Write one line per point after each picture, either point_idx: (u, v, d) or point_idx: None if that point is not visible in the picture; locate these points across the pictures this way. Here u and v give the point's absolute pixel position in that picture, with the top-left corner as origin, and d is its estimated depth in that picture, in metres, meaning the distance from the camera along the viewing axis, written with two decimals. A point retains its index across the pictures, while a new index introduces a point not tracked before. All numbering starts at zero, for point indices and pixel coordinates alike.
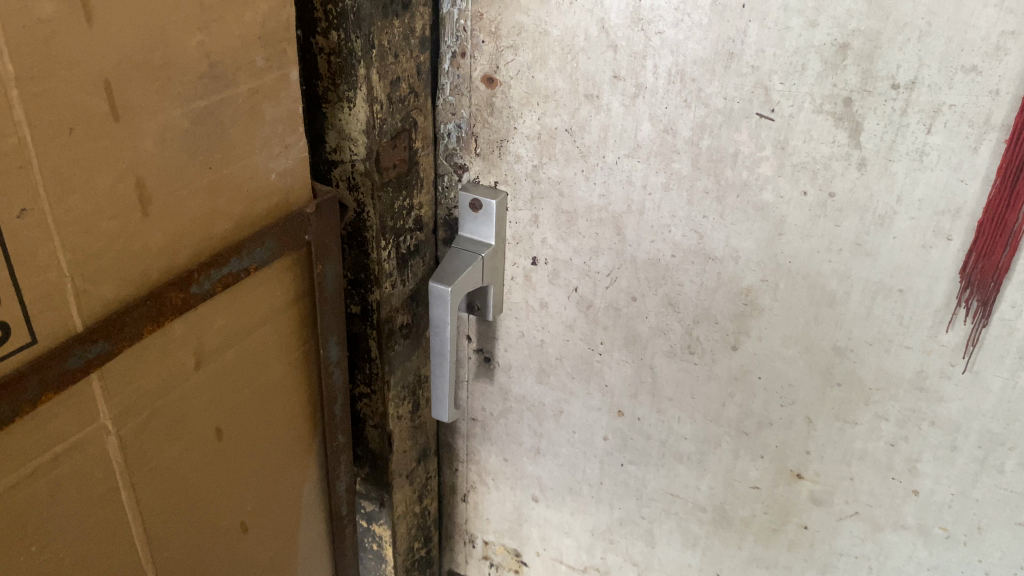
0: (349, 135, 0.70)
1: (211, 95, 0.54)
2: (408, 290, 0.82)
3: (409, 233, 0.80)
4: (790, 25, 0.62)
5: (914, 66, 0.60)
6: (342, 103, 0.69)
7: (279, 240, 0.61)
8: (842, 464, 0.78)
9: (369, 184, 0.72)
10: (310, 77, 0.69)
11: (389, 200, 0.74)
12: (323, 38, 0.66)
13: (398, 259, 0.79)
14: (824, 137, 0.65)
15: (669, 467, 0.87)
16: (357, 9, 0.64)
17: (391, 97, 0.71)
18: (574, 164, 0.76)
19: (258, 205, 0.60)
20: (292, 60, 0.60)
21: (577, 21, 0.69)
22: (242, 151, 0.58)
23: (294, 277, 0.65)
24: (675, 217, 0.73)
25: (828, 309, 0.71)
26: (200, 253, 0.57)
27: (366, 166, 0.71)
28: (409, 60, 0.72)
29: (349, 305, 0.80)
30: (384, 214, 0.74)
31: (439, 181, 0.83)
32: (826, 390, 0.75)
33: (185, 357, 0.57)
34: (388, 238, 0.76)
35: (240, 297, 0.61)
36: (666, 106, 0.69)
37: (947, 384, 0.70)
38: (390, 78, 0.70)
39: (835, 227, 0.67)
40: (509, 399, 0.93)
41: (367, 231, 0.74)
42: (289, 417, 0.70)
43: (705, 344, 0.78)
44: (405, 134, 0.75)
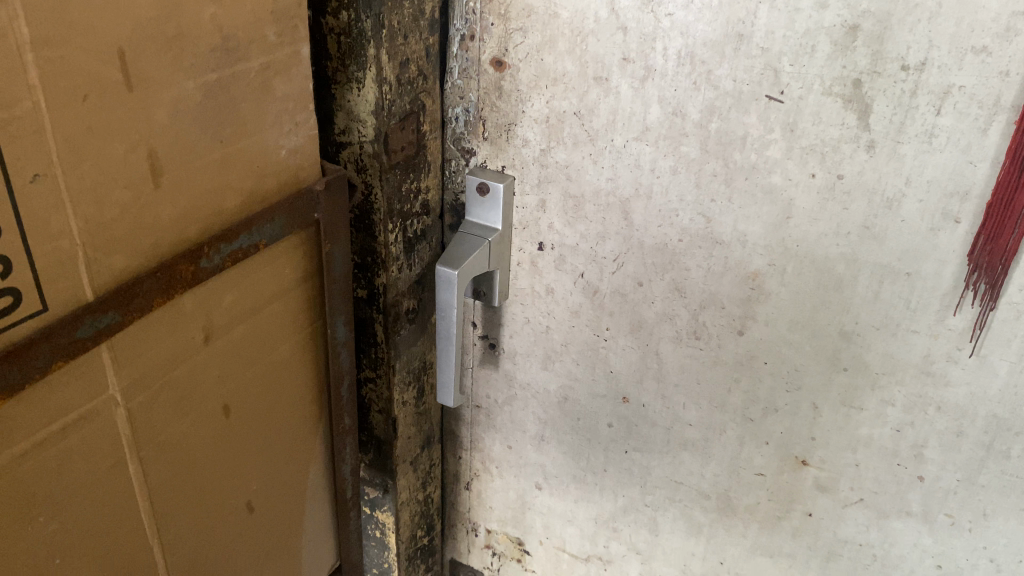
0: (358, 116, 0.70)
1: (224, 68, 0.54)
2: (415, 275, 0.82)
3: (417, 217, 0.80)
4: (800, 6, 0.62)
5: (924, 47, 0.60)
6: (351, 84, 0.69)
7: (288, 217, 0.61)
8: (848, 451, 0.78)
9: (377, 166, 0.72)
10: (319, 57, 0.69)
11: (397, 183, 0.74)
12: (334, 18, 0.66)
13: (405, 243, 0.79)
14: (833, 119, 0.65)
15: (673, 454, 0.87)
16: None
17: (401, 78, 0.71)
18: (582, 147, 0.76)
19: (268, 181, 0.60)
20: (303, 36, 0.60)
21: (587, 3, 0.69)
22: (253, 126, 0.58)
23: (303, 255, 0.65)
24: (683, 201, 0.73)
25: (835, 294, 0.71)
26: (211, 227, 0.56)
27: (375, 148, 0.71)
28: (418, 42, 0.72)
29: (356, 289, 0.80)
30: (391, 196, 0.74)
31: (447, 166, 0.83)
32: (832, 375, 0.75)
33: (195, 332, 0.57)
34: (395, 221, 0.76)
35: (250, 274, 0.60)
36: (676, 88, 0.69)
37: (953, 369, 0.70)
38: (400, 59, 0.70)
39: (843, 210, 0.67)
40: (513, 386, 0.93)
41: (375, 214, 0.74)
42: (296, 397, 0.70)
43: (711, 330, 0.78)
44: (414, 116, 0.75)
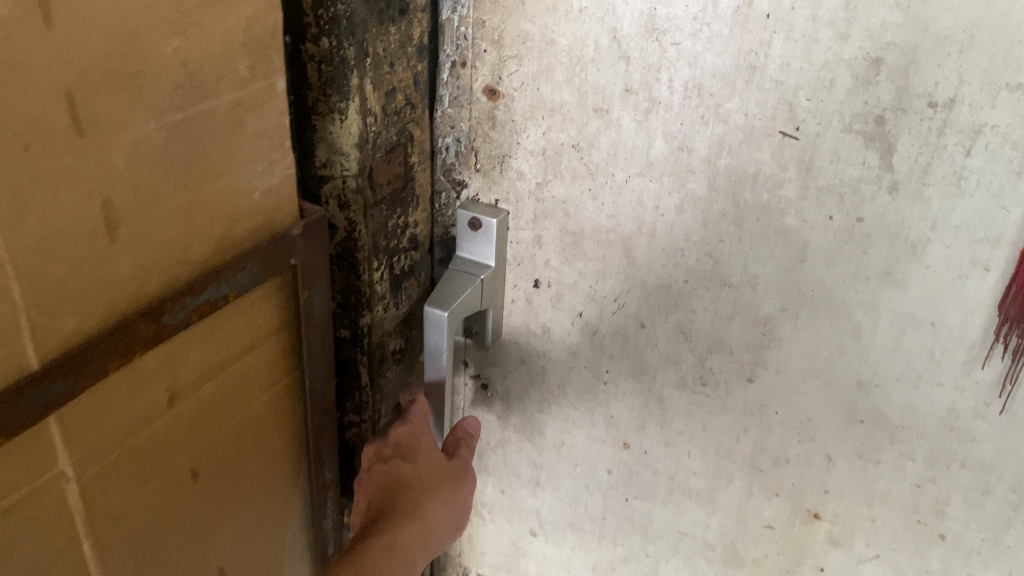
0: (340, 149, 0.64)
1: (189, 107, 0.48)
2: (402, 314, 0.77)
3: (404, 254, 0.75)
4: (818, 37, 0.57)
5: (954, 83, 0.55)
6: (333, 115, 0.63)
7: (261, 265, 0.56)
8: (863, 505, 0.74)
9: (361, 202, 0.66)
10: (298, 85, 0.63)
11: (383, 219, 0.69)
12: (314, 45, 0.60)
13: (392, 281, 0.74)
14: (854, 158, 0.60)
15: (677, 503, 0.82)
16: (351, 15, 0.58)
17: (386, 108, 0.65)
18: (580, 182, 0.71)
19: (239, 226, 0.55)
20: (279, 68, 0.55)
21: (587, 30, 0.64)
22: (223, 167, 0.52)
23: (278, 303, 0.60)
24: (689, 240, 0.69)
25: (853, 342, 0.66)
26: (176, 279, 0.51)
27: (359, 183, 0.66)
28: (406, 69, 0.67)
29: (338, 330, 0.74)
30: (377, 233, 0.69)
31: (436, 198, 0.79)
32: (848, 426, 0.70)
33: (158, 395, 0.52)
34: (381, 259, 0.71)
35: (219, 327, 0.55)
36: (682, 122, 0.64)
37: (980, 424, 0.65)
38: (385, 88, 0.65)
39: (862, 254, 0.63)
40: (507, 428, 0.88)
41: (358, 253, 0.69)
42: (272, 454, 0.65)
43: (718, 376, 0.74)
44: (401, 148, 0.69)
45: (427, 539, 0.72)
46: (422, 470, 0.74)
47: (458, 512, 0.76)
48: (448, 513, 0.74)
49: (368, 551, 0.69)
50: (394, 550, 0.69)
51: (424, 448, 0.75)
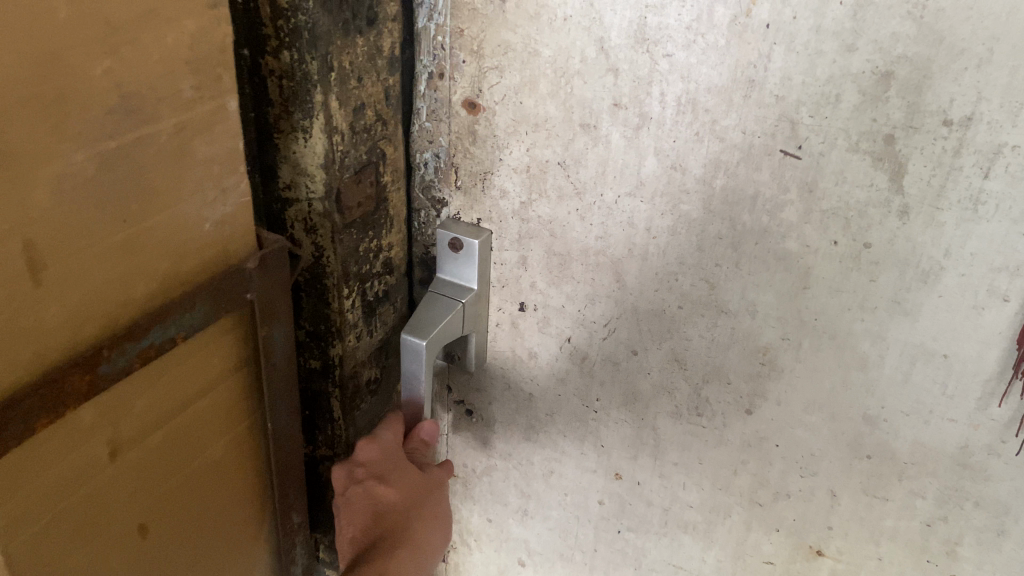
0: (305, 170, 0.60)
1: (124, 133, 0.43)
2: (377, 342, 0.73)
3: (379, 278, 0.71)
4: (823, 49, 0.53)
5: (971, 100, 0.50)
6: (296, 133, 0.59)
7: (212, 303, 0.51)
8: (869, 543, 0.69)
9: (329, 226, 0.62)
10: (258, 102, 0.59)
11: (353, 243, 0.65)
12: (274, 58, 0.56)
13: (365, 308, 0.70)
14: (861, 179, 0.55)
15: (672, 536, 0.78)
16: (312, 26, 0.54)
17: (355, 126, 0.61)
18: (567, 202, 0.66)
19: (187, 260, 0.50)
20: (230, 87, 0.50)
21: (572, 40, 0.59)
22: (167, 198, 0.47)
23: (233, 341, 0.56)
24: (683, 264, 0.64)
25: (859, 374, 0.62)
26: (115, 323, 0.46)
27: (326, 206, 0.61)
28: (376, 83, 0.62)
29: (309, 360, 0.70)
30: (347, 258, 0.65)
31: (414, 219, 0.74)
32: (854, 462, 0.66)
33: (98, 449, 0.47)
34: (352, 285, 0.67)
35: (166, 372, 0.51)
36: (675, 139, 0.60)
37: (995, 462, 0.60)
38: (353, 104, 0.60)
39: (870, 282, 0.58)
40: (493, 456, 0.84)
41: (327, 280, 0.65)
42: (230, 501, 0.60)
43: (715, 406, 0.69)
44: (372, 167, 0.65)
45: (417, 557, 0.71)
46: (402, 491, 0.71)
47: (442, 525, 0.74)
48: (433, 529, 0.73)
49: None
50: None
51: (400, 468, 0.72)
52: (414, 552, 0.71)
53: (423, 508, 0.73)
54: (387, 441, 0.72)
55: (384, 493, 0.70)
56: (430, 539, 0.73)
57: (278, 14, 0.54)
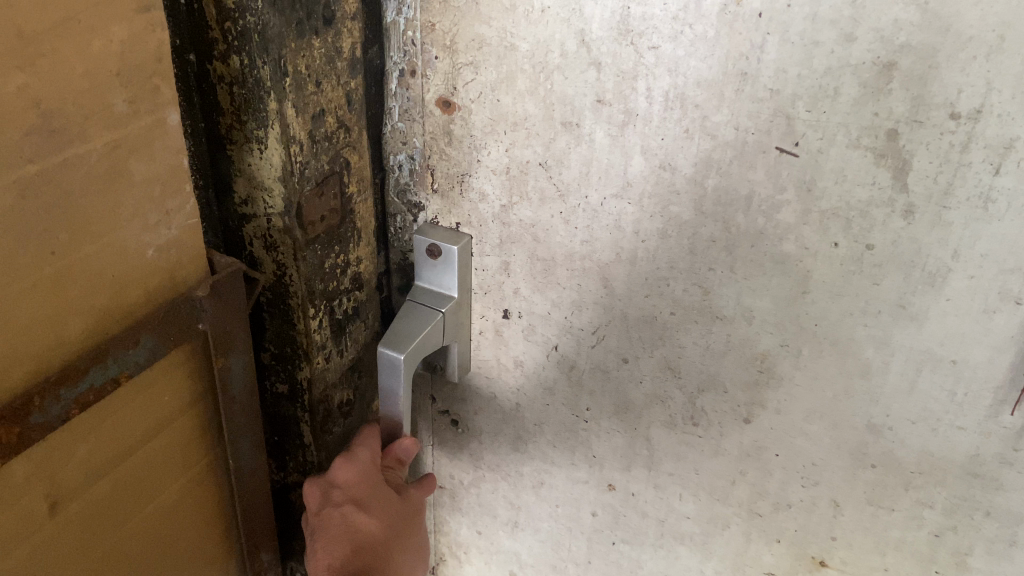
0: (262, 183, 0.58)
1: (47, 156, 0.41)
2: (347, 360, 0.70)
3: (349, 294, 0.68)
4: (820, 39, 0.49)
5: (980, 91, 0.47)
6: (250, 144, 0.56)
7: (160, 337, 0.50)
8: (874, 554, 0.66)
9: (289, 242, 0.60)
10: (207, 111, 0.56)
11: (318, 259, 0.62)
12: (222, 63, 0.53)
13: (334, 327, 0.67)
14: (862, 178, 0.52)
15: (668, 548, 0.75)
16: (263, 28, 0.51)
17: (314, 135, 0.58)
18: (550, 205, 0.62)
19: (129, 289, 0.49)
20: (171, 98, 0.47)
21: (551, 33, 0.55)
22: (103, 225, 0.45)
23: (187, 375, 0.55)
24: (674, 268, 0.60)
25: (861, 381, 0.59)
26: (44, 365, 0.44)
27: (286, 222, 0.59)
28: (337, 88, 0.59)
29: (277, 381, 0.69)
30: (311, 276, 0.62)
31: (388, 228, 0.71)
32: (857, 471, 0.63)
33: (36, 504, 0.46)
34: (319, 303, 0.64)
35: (109, 419, 0.50)
36: (663, 137, 0.56)
37: (1008, 471, 0.57)
38: (312, 111, 0.57)
39: (873, 286, 0.55)
40: (481, 467, 0.80)
41: (290, 299, 0.63)
42: (180, 534, 0.59)
43: (711, 415, 0.66)
44: (335, 177, 0.61)
45: None
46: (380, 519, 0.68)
47: (418, 550, 0.72)
48: (409, 555, 0.71)
49: None
50: None
51: (379, 492, 0.69)
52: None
53: (402, 534, 0.70)
54: (363, 460, 0.69)
55: (363, 521, 0.67)
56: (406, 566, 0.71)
57: (224, 15, 0.51)
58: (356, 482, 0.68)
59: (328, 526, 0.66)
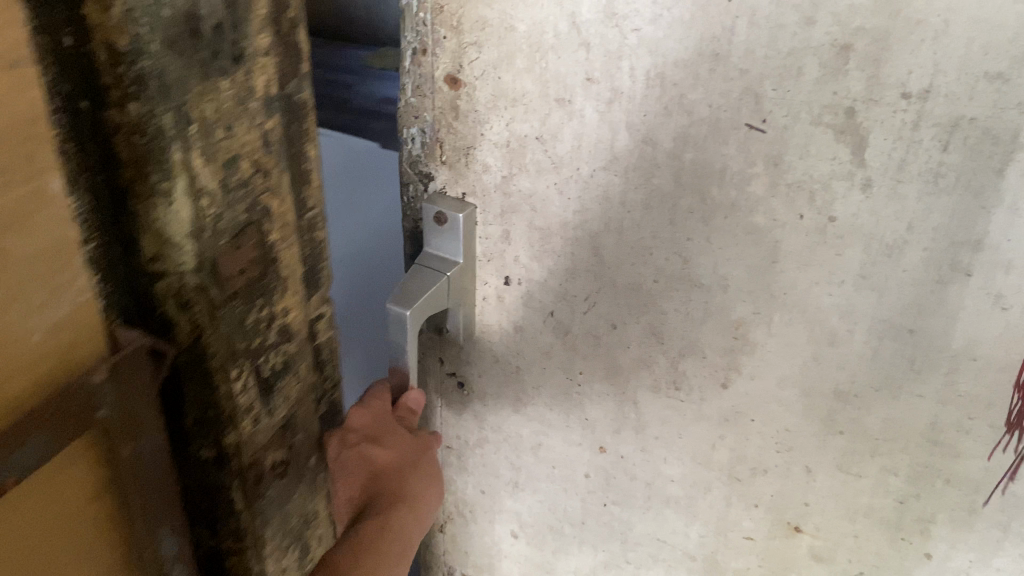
0: (171, 239, 0.59)
1: None
2: (278, 419, 0.74)
3: (274, 344, 0.71)
4: (783, 22, 0.53)
5: (928, 72, 0.50)
6: (155, 197, 0.57)
7: (59, 425, 0.55)
8: (845, 520, 0.69)
9: (206, 301, 0.62)
10: (106, 163, 0.56)
11: (239, 315, 0.65)
12: (118, 110, 0.53)
13: (262, 386, 0.71)
14: (824, 154, 0.55)
15: (656, 510, 0.79)
16: (161, 72, 0.52)
17: (227, 182, 0.60)
18: (546, 176, 0.67)
19: (19, 373, 0.53)
20: (45, 168, 0.51)
21: (545, 15, 0.60)
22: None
23: (92, 457, 0.60)
24: (657, 237, 0.65)
25: (829, 349, 0.62)
26: None
27: (201, 280, 0.61)
28: (250, 130, 0.61)
29: (201, 448, 0.71)
30: (232, 335, 0.65)
31: (314, 267, 0.75)
32: (828, 438, 0.66)
33: None
34: (242, 362, 0.67)
35: (15, 504, 0.55)
36: (645, 113, 0.60)
37: (965, 439, 0.60)
38: (223, 158, 0.59)
39: (837, 257, 0.58)
40: (484, 428, 0.85)
41: (210, 362, 0.64)
42: None
43: (692, 381, 0.70)
44: (252, 227, 0.64)
45: (418, 513, 0.76)
46: (395, 450, 0.76)
47: (436, 486, 0.78)
48: (431, 485, 0.78)
49: (361, 531, 0.73)
50: (387, 529, 0.73)
51: (392, 428, 0.76)
52: (410, 507, 0.76)
53: (418, 465, 0.77)
54: (376, 407, 0.76)
55: (377, 454, 0.76)
56: (428, 498, 0.77)
57: (116, 60, 0.51)
58: (370, 423, 0.76)
59: (350, 462, 0.77)
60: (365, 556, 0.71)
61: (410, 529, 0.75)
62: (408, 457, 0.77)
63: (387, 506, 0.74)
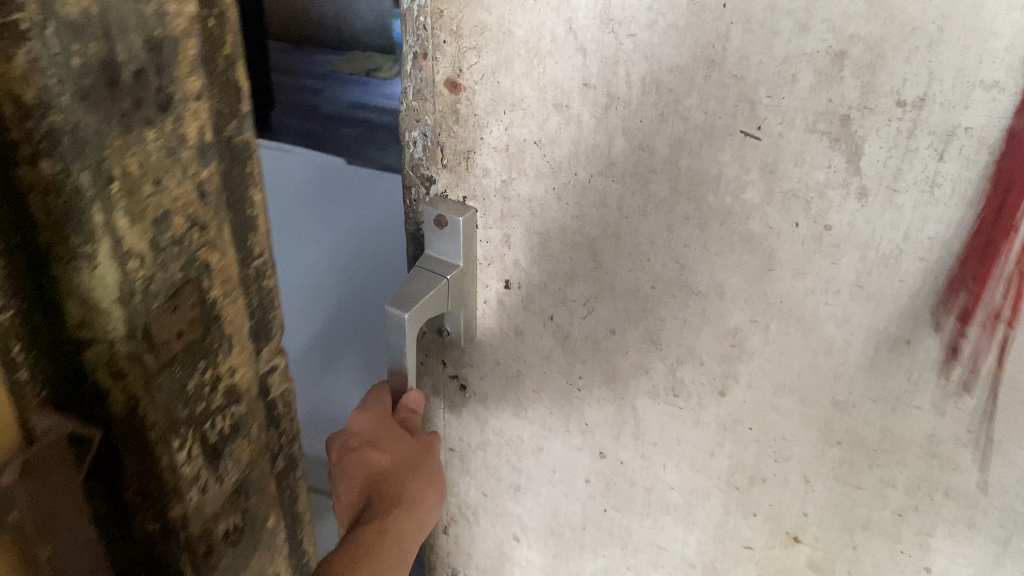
0: (98, 307, 0.49)
1: None
2: (227, 484, 0.64)
3: (224, 410, 0.62)
4: (778, 29, 0.52)
5: (923, 80, 0.50)
6: (74, 261, 0.47)
7: None
8: (843, 532, 0.69)
9: (142, 369, 0.52)
10: (18, 224, 0.46)
11: (176, 380, 0.56)
12: (29, 168, 0.43)
13: (205, 453, 0.60)
14: (819, 161, 0.55)
15: (655, 517, 0.79)
16: (74, 126, 0.43)
17: (158, 241, 0.52)
18: (544, 180, 0.67)
19: None
20: None
21: (543, 20, 0.60)
22: None
23: None
24: (654, 244, 0.64)
25: (825, 358, 0.61)
26: None
27: (131, 348, 0.51)
28: (182, 180, 0.53)
29: (144, 525, 0.59)
30: (172, 403, 0.55)
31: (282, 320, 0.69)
32: (825, 448, 0.65)
33: None
34: (183, 431, 0.57)
35: None
36: (641, 119, 0.60)
37: (963, 453, 0.59)
38: (151, 216, 0.51)
39: (832, 265, 0.58)
40: (486, 431, 0.85)
41: (148, 435, 0.55)
42: None
43: (690, 388, 0.69)
44: (189, 286, 0.55)
45: (418, 517, 0.76)
46: (396, 454, 0.76)
47: (436, 488, 0.79)
48: (431, 488, 0.78)
49: (359, 535, 0.72)
50: (387, 534, 0.73)
51: (393, 432, 0.76)
52: (409, 509, 0.76)
53: (418, 467, 0.78)
54: (376, 410, 0.77)
55: (378, 458, 0.75)
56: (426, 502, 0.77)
57: (23, 113, 0.41)
58: (370, 427, 0.76)
59: (348, 467, 0.76)
60: (368, 559, 0.71)
61: (410, 531, 0.75)
62: (409, 459, 0.78)
63: (387, 510, 0.74)
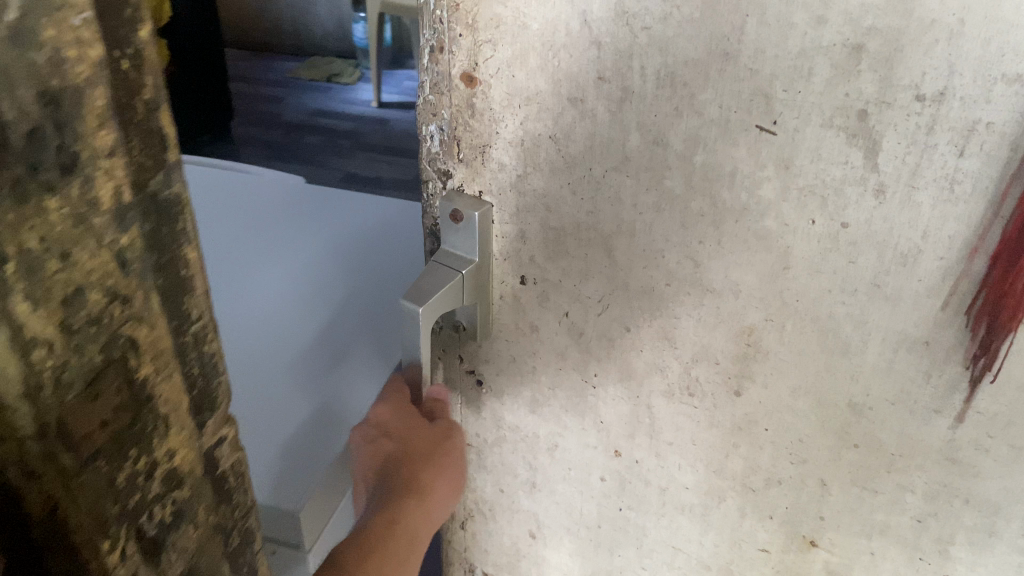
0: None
1: None
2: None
3: (164, 497, 0.42)
4: (793, 21, 0.51)
5: (943, 74, 0.48)
6: None
7: None
8: (861, 537, 0.67)
9: (59, 472, 0.35)
10: None
11: (111, 474, 0.38)
12: None
13: (149, 550, 0.41)
14: (836, 157, 0.54)
15: (670, 517, 0.78)
16: None
17: (90, 316, 0.35)
18: (559, 175, 0.66)
19: None
20: None
21: (557, 13, 0.59)
22: None
23: None
24: (669, 241, 0.64)
25: (842, 360, 0.60)
26: None
27: (50, 447, 0.34)
28: (106, 246, 0.35)
29: None
30: (106, 494, 0.37)
31: (209, 387, 0.46)
32: (842, 451, 0.64)
33: None
34: (124, 531, 0.39)
35: None
36: (656, 114, 0.59)
37: (983, 459, 0.59)
38: (67, 289, 0.33)
39: (849, 264, 0.56)
40: (502, 428, 0.84)
41: (70, 546, 0.37)
42: None
43: (705, 387, 0.68)
44: (122, 363, 0.37)
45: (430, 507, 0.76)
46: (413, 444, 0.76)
47: (453, 478, 0.78)
48: (447, 478, 0.78)
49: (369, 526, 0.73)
50: (395, 525, 0.73)
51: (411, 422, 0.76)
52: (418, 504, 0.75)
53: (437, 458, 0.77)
54: (394, 402, 0.77)
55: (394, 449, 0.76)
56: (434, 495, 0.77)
57: None
58: (388, 417, 0.76)
59: (370, 452, 0.78)
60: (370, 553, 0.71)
61: (417, 524, 0.74)
62: (427, 449, 0.77)
63: (397, 500, 0.74)
